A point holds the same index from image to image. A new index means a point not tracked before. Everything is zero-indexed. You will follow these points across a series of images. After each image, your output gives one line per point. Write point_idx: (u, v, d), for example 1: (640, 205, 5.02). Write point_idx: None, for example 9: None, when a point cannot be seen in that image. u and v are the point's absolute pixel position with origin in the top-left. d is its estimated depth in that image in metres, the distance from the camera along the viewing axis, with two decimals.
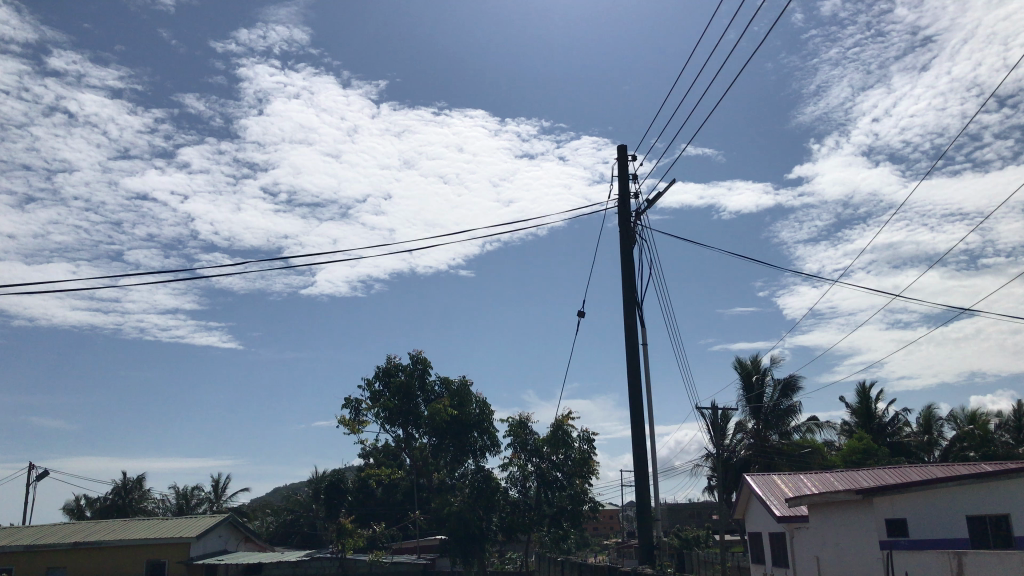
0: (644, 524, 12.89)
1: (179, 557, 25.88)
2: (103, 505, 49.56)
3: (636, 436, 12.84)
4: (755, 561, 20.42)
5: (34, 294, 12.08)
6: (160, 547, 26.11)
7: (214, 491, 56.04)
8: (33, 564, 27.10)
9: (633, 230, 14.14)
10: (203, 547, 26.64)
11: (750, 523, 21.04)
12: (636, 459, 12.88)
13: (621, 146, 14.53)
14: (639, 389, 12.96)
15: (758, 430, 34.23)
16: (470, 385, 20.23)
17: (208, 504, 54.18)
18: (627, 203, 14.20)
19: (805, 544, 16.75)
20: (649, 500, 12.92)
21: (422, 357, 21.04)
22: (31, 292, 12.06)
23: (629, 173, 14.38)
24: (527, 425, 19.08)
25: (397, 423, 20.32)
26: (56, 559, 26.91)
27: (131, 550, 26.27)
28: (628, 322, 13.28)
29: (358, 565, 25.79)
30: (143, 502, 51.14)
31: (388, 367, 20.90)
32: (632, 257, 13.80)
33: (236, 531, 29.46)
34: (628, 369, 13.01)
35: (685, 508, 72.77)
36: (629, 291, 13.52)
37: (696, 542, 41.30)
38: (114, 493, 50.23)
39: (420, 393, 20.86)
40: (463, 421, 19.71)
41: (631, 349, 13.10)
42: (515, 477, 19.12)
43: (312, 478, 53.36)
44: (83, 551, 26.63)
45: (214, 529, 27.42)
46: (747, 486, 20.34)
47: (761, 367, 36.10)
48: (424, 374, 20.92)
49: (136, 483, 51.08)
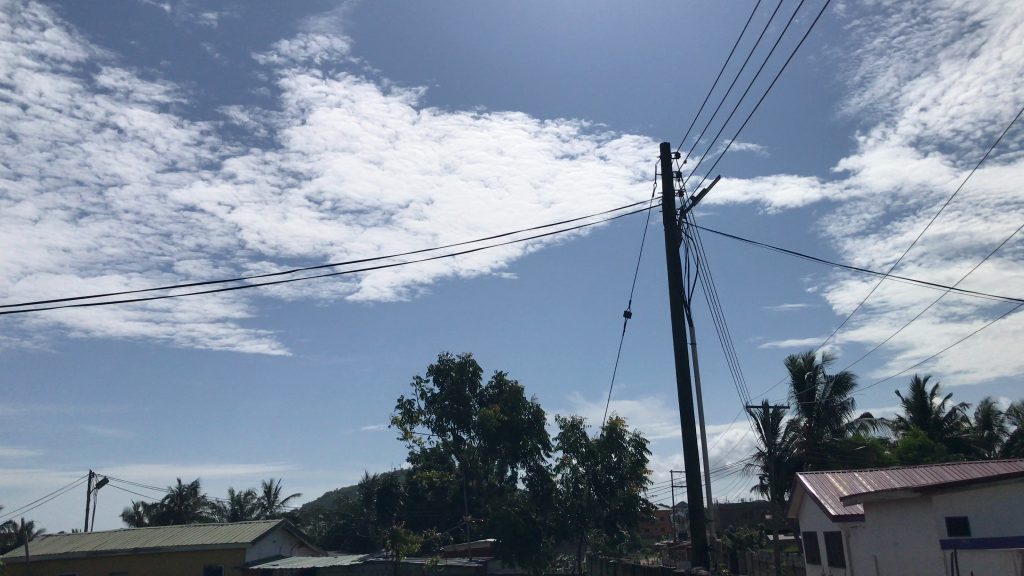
0: (698, 524, 12.81)
1: (235, 563, 26.24)
2: (160, 512, 50.57)
3: (686, 434, 12.73)
4: (811, 561, 20.09)
5: (100, 308, 11.56)
6: (216, 553, 26.50)
7: (266, 497, 56.75)
8: (96, 569, 27.73)
9: (679, 228, 14.02)
10: (259, 552, 27.02)
11: (804, 523, 20.73)
12: (687, 459, 12.78)
13: (664, 144, 14.40)
14: (689, 389, 12.85)
15: (811, 428, 33.70)
16: (522, 388, 20.15)
17: (261, 510, 54.92)
18: (672, 202, 14.08)
19: (863, 543, 16.46)
20: (702, 500, 12.81)
21: (474, 360, 21.01)
22: (99, 307, 11.54)
23: (672, 171, 14.25)
24: (579, 427, 18.98)
25: (448, 425, 20.37)
26: (117, 563, 27.54)
27: (190, 555, 26.74)
28: (676, 322, 13.16)
29: (412, 568, 25.86)
30: (198, 509, 51.98)
31: (440, 370, 20.89)
32: (678, 256, 13.67)
33: (289, 536, 29.81)
34: (677, 369, 12.89)
35: (737, 507, 71.90)
36: (677, 290, 13.42)
37: (750, 542, 40.85)
38: (170, 501, 51.23)
39: (471, 396, 20.80)
40: (513, 424, 19.63)
41: (678, 346, 13.00)
42: (568, 480, 19.00)
43: (363, 483, 53.83)
44: (143, 556, 27.20)
45: (268, 534, 27.76)
46: (801, 485, 20.03)
47: (813, 364, 35.53)
48: (476, 376, 20.87)
49: (191, 491, 52.02)
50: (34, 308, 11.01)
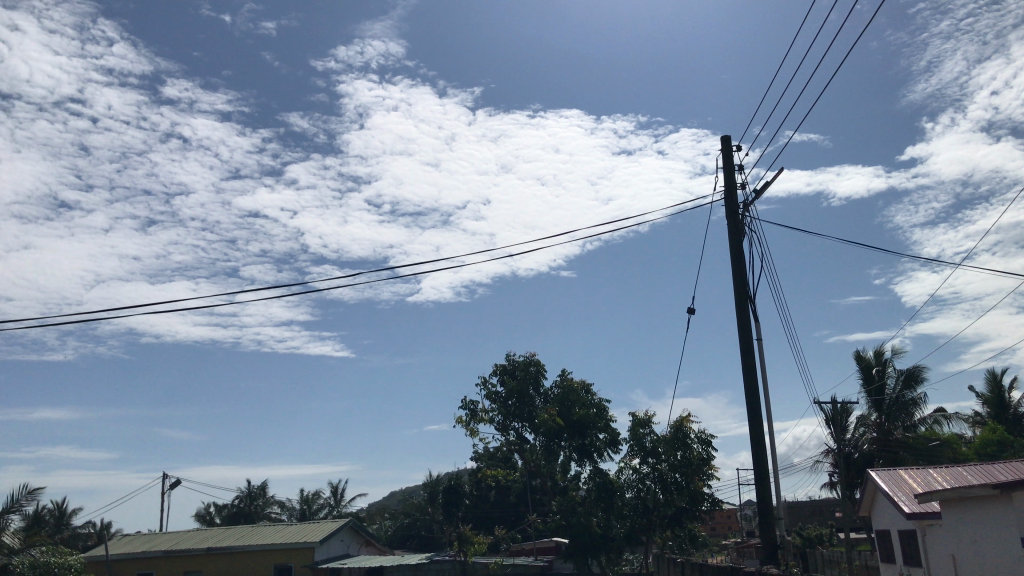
0: (767, 522, 12.60)
1: (304, 562, 26.69)
2: (230, 512, 51.82)
3: (753, 432, 12.53)
4: (884, 559, 19.61)
5: (158, 305, 12.60)
6: (286, 553, 27.00)
7: (333, 497, 57.60)
8: (171, 568, 28.50)
9: (742, 222, 13.79)
10: (327, 551, 27.44)
11: (877, 520, 20.23)
12: (755, 456, 12.58)
13: (725, 136, 14.18)
14: (756, 384, 12.64)
15: (881, 423, 32.95)
16: (586, 386, 19.99)
17: (328, 510, 55.79)
18: (734, 196, 13.86)
19: (939, 542, 15.99)
20: (771, 498, 12.59)
21: (538, 359, 20.89)
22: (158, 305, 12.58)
23: (734, 164, 14.03)
24: (644, 425, 18.83)
25: (513, 424, 20.32)
26: (191, 562, 28.23)
27: (260, 554, 27.27)
28: (741, 317, 12.96)
29: (478, 567, 25.90)
30: (267, 509, 53.04)
31: (505, 368, 20.90)
32: (742, 251, 13.45)
33: (357, 535, 30.21)
34: (744, 365, 12.70)
35: (806, 506, 70.57)
36: (741, 284, 13.21)
37: (820, 540, 40.14)
38: (240, 501, 52.44)
39: (536, 395, 20.71)
40: (578, 425, 19.46)
41: (744, 341, 12.79)
42: (634, 478, 18.81)
43: (427, 482, 54.31)
44: (216, 555, 27.84)
45: (336, 534, 28.21)
46: (872, 482, 19.58)
47: (881, 358, 34.64)
48: (540, 376, 20.76)
49: (260, 491, 53.16)
50: (125, 309, 12.44)
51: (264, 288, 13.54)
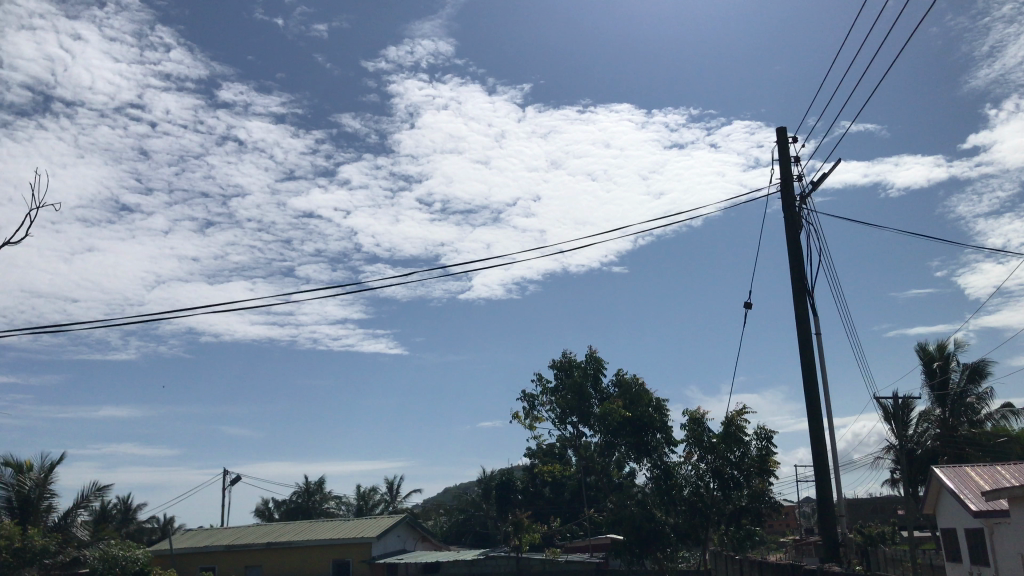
0: (827, 519, 12.39)
1: (363, 557, 27.12)
2: (289, 507, 52.73)
3: (813, 428, 12.32)
4: (950, 559, 19.13)
5: (214, 304, 12.89)
6: (344, 548, 27.43)
7: (389, 493, 58.19)
8: (234, 562, 29.09)
9: (799, 215, 13.56)
10: (384, 547, 27.79)
11: (942, 519, 19.73)
12: (814, 452, 12.37)
13: (781, 128, 13.95)
14: (815, 380, 12.42)
15: (945, 419, 32.16)
16: (645, 384, 19.80)
17: (384, 506, 56.37)
18: (791, 188, 13.63)
19: (1008, 542, 15.54)
20: (831, 495, 12.38)
21: (596, 356, 20.77)
22: (213, 303, 12.85)
23: (790, 156, 13.80)
24: (702, 422, 18.64)
25: (569, 420, 20.24)
26: (252, 558, 28.78)
27: (319, 550, 27.70)
28: (799, 311, 12.75)
29: (533, 563, 25.89)
30: (325, 504, 53.78)
31: (563, 364, 20.84)
32: (799, 244, 13.23)
33: (413, 531, 30.49)
34: (802, 360, 12.49)
35: (867, 503, 69.16)
36: (799, 278, 12.99)
37: (882, 537, 39.35)
38: (297, 496, 53.34)
39: (593, 392, 20.60)
40: (635, 421, 19.30)
41: (802, 337, 12.57)
42: (693, 474, 18.60)
43: (481, 478, 54.53)
44: (276, 550, 28.35)
45: (392, 529, 28.53)
46: (937, 479, 19.10)
47: (945, 352, 33.81)
48: (598, 373, 20.63)
49: (317, 487, 53.95)
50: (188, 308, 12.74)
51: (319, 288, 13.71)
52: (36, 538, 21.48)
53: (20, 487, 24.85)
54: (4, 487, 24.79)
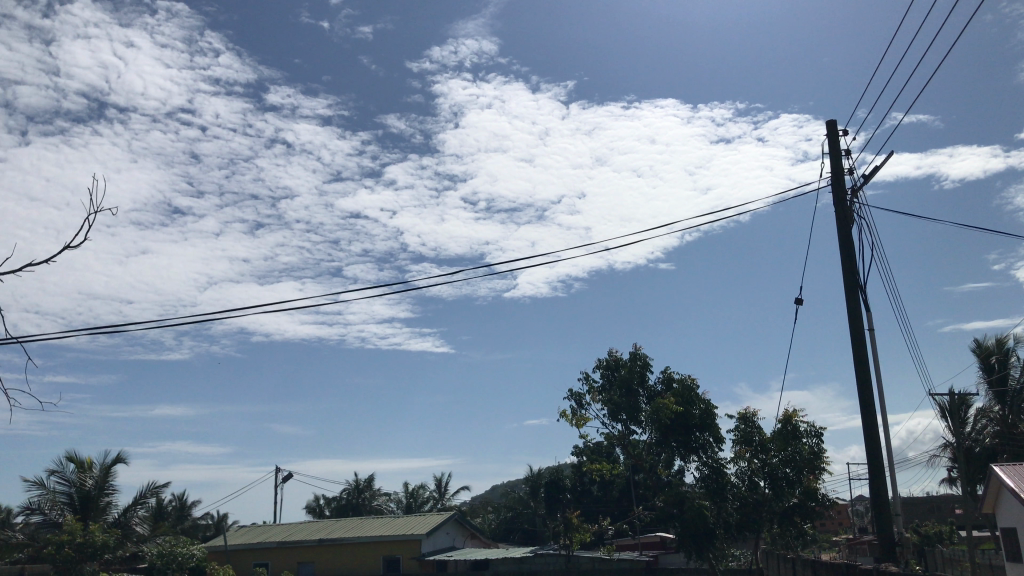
0: (883, 518, 12.19)
1: (412, 554, 27.36)
2: (339, 504, 53.38)
3: (867, 425, 12.12)
4: (1011, 560, 18.67)
5: (264, 305, 13.10)
6: (395, 545, 27.68)
7: (437, 490, 58.53)
8: (287, 558, 29.54)
9: (850, 209, 13.35)
10: (433, 544, 28.02)
11: (1002, 518, 19.24)
12: (869, 450, 12.17)
13: (830, 121, 13.74)
14: (868, 376, 12.22)
15: (1004, 416, 31.36)
16: (692, 381, 19.63)
17: (433, 503, 56.77)
18: (841, 181, 13.42)
19: None
20: (886, 493, 12.18)
21: (643, 353, 20.63)
22: (264, 304, 13.05)
23: (840, 149, 13.59)
24: (752, 420, 18.44)
25: (617, 417, 20.11)
26: (305, 553, 29.21)
27: (370, 547, 28.00)
28: (852, 306, 12.55)
29: (583, 561, 25.85)
30: (375, 501, 54.33)
31: (609, 362, 20.75)
32: (851, 238, 13.02)
33: (462, 528, 30.69)
34: (855, 356, 12.30)
35: (924, 502, 67.77)
36: (851, 272, 12.78)
37: (940, 537, 38.54)
38: (347, 494, 53.96)
39: (641, 390, 20.44)
40: (685, 419, 19.13)
41: (855, 333, 12.38)
42: (743, 474, 18.42)
43: (529, 476, 54.65)
44: (327, 547, 28.72)
45: (442, 526, 28.75)
46: (996, 477, 18.65)
47: (1003, 347, 32.98)
48: (645, 370, 20.46)
49: (367, 484, 54.52)
50: (242, 308, 12.97)
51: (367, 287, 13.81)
52: (97, 533, 22.04)
53: (81, 485, 25.55)
54: (66, 484, 25.52)
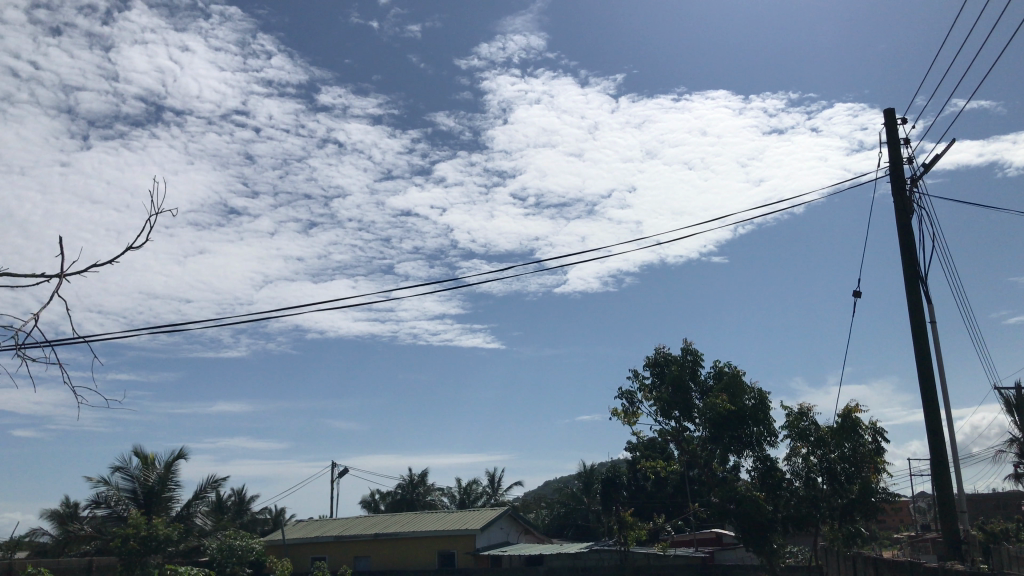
0: (948, 514, 11.89)
1: (467, 549, 27.55)
2: (394, 499, 53.99)
3: (931, 419, 11.85)
4: None
5: (317, 304, 13.25)
6: (450, 539, 27.87)
7: (491, 486, 58.78)
8: (344, 552, 29.96)
9: (910, 198, 13.05)
10: (487, 538, 28.18)
11: None
12: (932, 444, 11.91)
13: (888, 109, 13.46)
14: (931, 369, 11.94)
15: None
16: (744, 375, 19.34)
17: (486, 499, 57.06)
18: (900, 170, 13.13)
19: None
20: (951, 489, 11.89)
21: (693, 348, 20.40)
22: (316, 304, 13.20)
23: (899, 137, 13.29)
24: (806, 415, 18.16)
25: (670, 414, 19.92)
26: (361, 548, 29.59)
27: (425, 541, 28.26)
28: (912, 298, 12.28)
29: (639, 557, 25.73)
30: (429, 496, 54.77)
31: (658, 358, 20.57)
32: (911, 228, 12.74)
33: (516, 523, 30.77)
34: (917, 348, 12.04)
35: (989, 499, 66.08)
36: (911, 263, 12.50)
37: (1007, 535, 37.52)
38: (402, 489, 54.54)
39: (693, 385, 20.23)
40: (738, 415, 18.89)
41: (916, 325, 12.11)
42: (800, 469, 18.12)
43: (582, 472, 54.59)
44: (383, 542, 29.05)
45: (496, 521, 28.91)
46: None
47: None
48: (696, 364, 20.24)
49: (421, 480, 54.99)
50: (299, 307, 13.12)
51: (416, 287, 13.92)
52: (160, 527, 22.59)
53: (145, 480, 26.25)
54: (130, 480, 26.26)
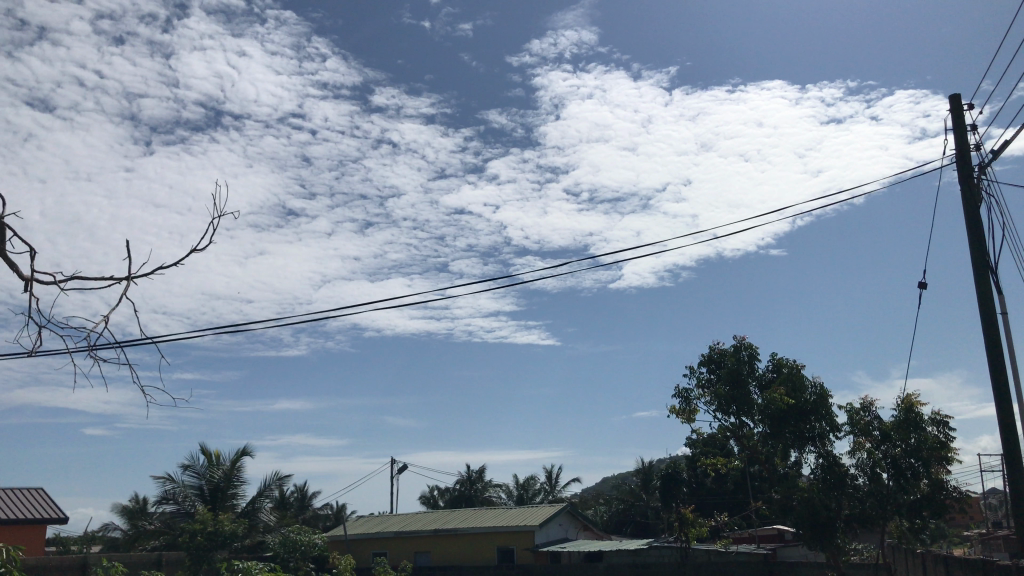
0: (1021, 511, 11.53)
1: (526, 545, 27.64)
2: (453, 495, 54.39)
3: (1003, 414, 11.51)
4: None
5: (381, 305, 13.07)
6: (509, 535, 27.97)
7: (549, 482, 58.88)
8: (405, 548, 30.29)
9: (978, 186, 12.67)
10: (546, 534, 28.20)
11: None
12: (1004, 439, 11.56)
13: (955, 95, 13.07)
14: (1004, 362, 11.57)
15: None
16: (804, 369, 18.99)
17: (544, 495, 57.14)
18: (967, 158, 12.76)
19: None
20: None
21: (750, 342, 20.11)
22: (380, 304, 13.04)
23: (966, 124, 12.91)
24: (868, 408, 17.79)
25: (729, 410, 19.66)
26: (422, 543, 29.87)
27: (485, 537, 28.39)
28: (982, 289, 11.93)
29: (700, 554, 25.47)
30: (487, 492, 55.01)
31: (715, 354, 20.32)
32: (979, 218, 12.37)
33: (574, 520, 30.72)
34: (987, 340, 11.69)
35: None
36: (980, 253, 12.14)
37: None
38: (461, 485, 54.91)
39: (752, 380, 19.93)
40: (798, 410, 18.57)
41: (986, 317, 11.76)
42: (864, 465, 17.73)
43: (641, 468, 54.27)
44: (443, 537, 29.30)
45: (555, 518, 28.96)
46: None
47: None
48: (754, 359, 19.94)
49: (479, 475, 55.26)
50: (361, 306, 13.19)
51: (462, 288, 13.99)
52: (226, 523, 23.12)
53: (211, 476, 26.90)
54: (197, 477, 26.95)
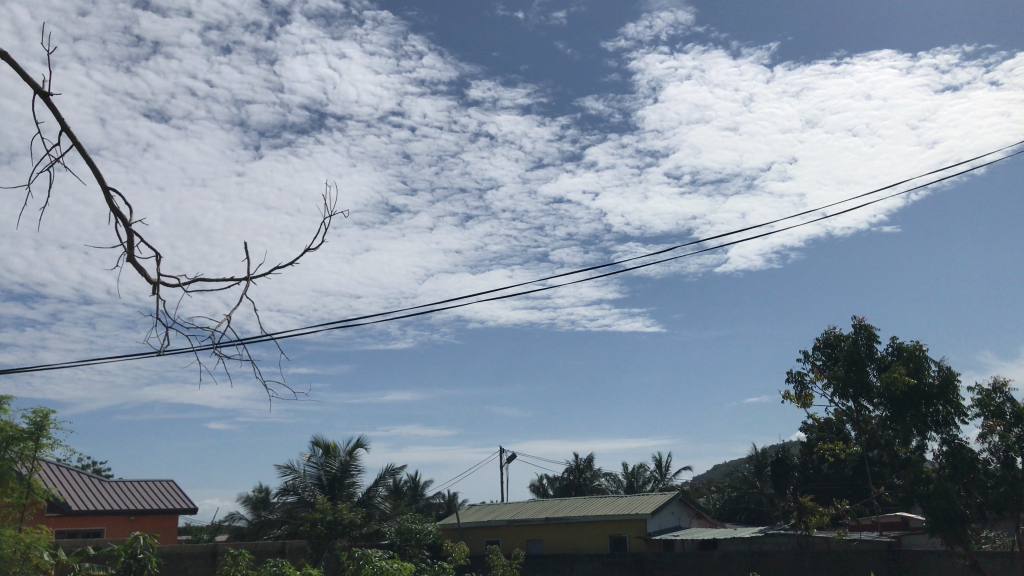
0: None
1: (638, 533, 27.53)
2: (562, 484, 54.64)
3: None
4: None
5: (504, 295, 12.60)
6: (621, 523, 27.90)
7: (658, 469, 58.50)
8: (518, 536, 30.62)
9: None
10: (658, 523, 28.02)
11: None
12: None
13: None
14: None
15: None
16: (927, 350, 18.23)
17: (654, 483, 56.72)
18: None
19: None
20: None
21: (868, 324, 19.41)
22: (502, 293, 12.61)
23: None
24: (999, 390, 16.97)
25: (846, 393, 19.01)
26: (534, 531, 30.17)
27: (597, 525, 28.41)
28: None
29: (818, 541, 24.82)
30: (596, 481, 54.98)
31: (830, 337, 19.69)
32: None
33: (686, 507, 30.39)
34: None
35: None
36: None
37: None
38: (569, 473, 55.19)
39: (870, 363, 19.19)
40: (922, 392, 17.83)
41: None
42: (995, 448, 16.90)
43: (753, 454, 53.33)
44: (554, 525, 29.50)
45: (667, 506, 28.75)
46: None
47: None
48: (872, 341, 19.22)
49: (588, 464, 55.32)
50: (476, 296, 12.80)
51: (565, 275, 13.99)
52: (345, 512, 23.87)
53: (328, 467, 27.85)
54: (316, 468, 27.93)
